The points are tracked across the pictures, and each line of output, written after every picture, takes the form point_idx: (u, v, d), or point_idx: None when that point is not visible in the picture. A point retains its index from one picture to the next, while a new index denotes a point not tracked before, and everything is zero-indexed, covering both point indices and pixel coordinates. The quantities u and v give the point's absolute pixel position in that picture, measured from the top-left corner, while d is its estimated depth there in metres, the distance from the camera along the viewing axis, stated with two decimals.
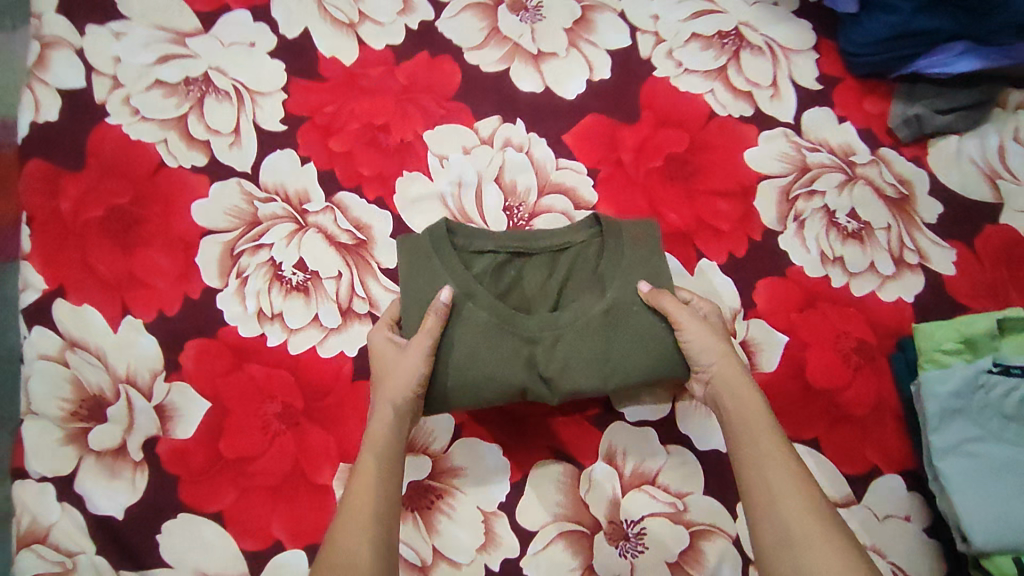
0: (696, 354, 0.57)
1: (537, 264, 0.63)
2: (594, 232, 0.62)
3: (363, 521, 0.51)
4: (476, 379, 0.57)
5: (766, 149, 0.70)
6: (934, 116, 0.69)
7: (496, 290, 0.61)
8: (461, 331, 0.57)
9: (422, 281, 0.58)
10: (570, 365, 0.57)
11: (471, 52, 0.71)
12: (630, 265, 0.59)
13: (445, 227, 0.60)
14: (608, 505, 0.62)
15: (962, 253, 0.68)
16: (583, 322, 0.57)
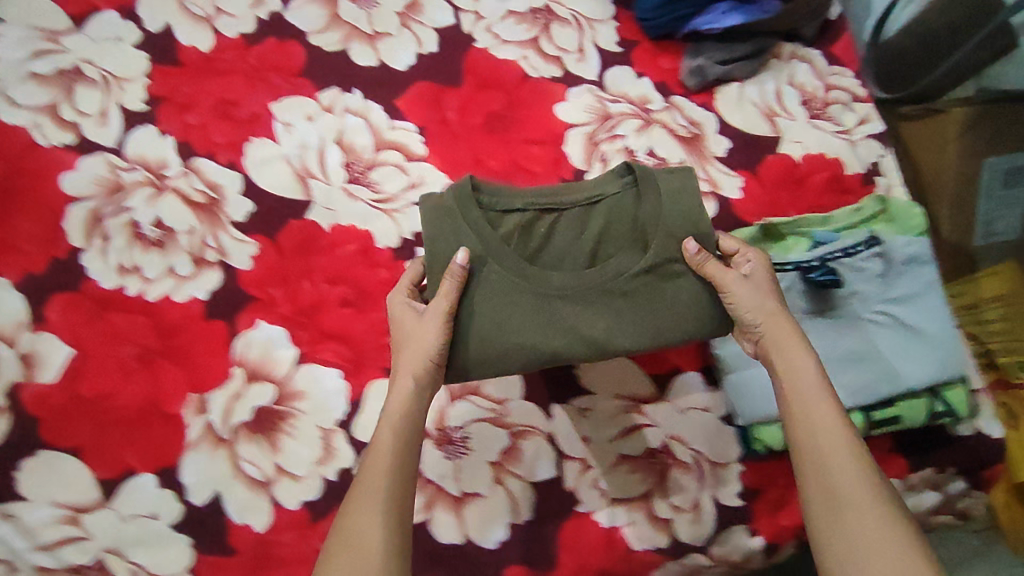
0: (742, 309, 0.61)
1: (571, 217, 0.65)
2: (627, 183, 0.65)
3: (376, 494, 0.54)
4: (506, 342, 0.61)
5: (574, 104, 0.80)
6: (714, 66, 0.81)
7: (525, 249, 0.63)
8: (483, 294, 0.61)
9: (444, 238, 0.61)
10: (596, 322, 0.61)
11: (315, 35, 0.81)
12: (670, 217, 0.61)
13: (470, 183, 0.63)
14: (435, 414, 0.70)
15: (747, 180, 0.79)
16: (610, 279, 0.61)
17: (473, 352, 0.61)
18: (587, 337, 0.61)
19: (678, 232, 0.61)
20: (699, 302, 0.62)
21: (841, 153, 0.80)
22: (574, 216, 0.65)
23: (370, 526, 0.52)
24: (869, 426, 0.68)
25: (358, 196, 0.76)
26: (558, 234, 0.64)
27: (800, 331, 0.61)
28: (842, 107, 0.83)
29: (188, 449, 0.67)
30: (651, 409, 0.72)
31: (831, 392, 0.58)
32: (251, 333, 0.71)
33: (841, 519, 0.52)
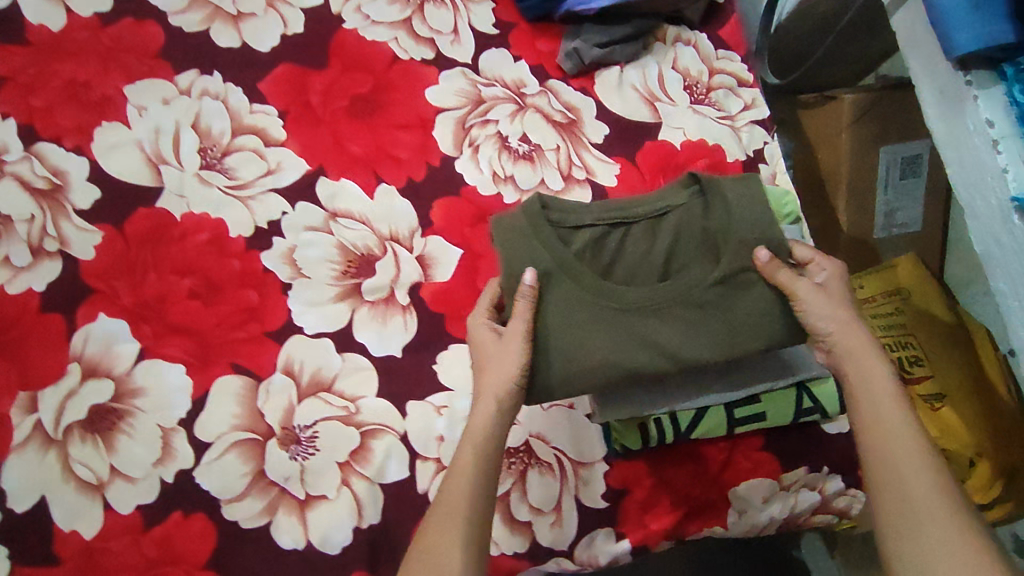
0: (813, 318, 0.55)
1: (639, 230, 0.59)
2: (694, 191, 0.60)
3: (455, 523, 0.53)
4: (583, 363, 0.55)
5: (445, 87, 0.77)
6: (592, 49, 0.78)
7: (596, 267, 0.58)
8: (556, 313, 0.56)
9: (516, 255, 0.56)
10: (687, 340, 0.55)
11: (175, 16, 0.77)
12: (741, 224, 0.56)
13: (540, 200, 0.58)
14: (282, 412, 0.67)
15: (624, 167, 0.76)
16: (693, 292, 0.55)
17: (582, 375, 0.55)
18: (664, 354, 0.55)
19: (750, 239, 0.55)
20: (767, 314, 0.56)
21: (722, 140, 0.77)
22: (643, 227, 0.59)
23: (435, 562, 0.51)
24: (731, 424, 0.66)
25: (212, 182, 0.73)
26: (628, 247, 0.58)
27: (880, 350, 0.55)
28: (727, 92, 0.80)
29: (14, 450, 0.63)
30: None
31: (913, 414, 0.52)
32: (90, 327, 0.68)
33: (921, 550, 0.48)
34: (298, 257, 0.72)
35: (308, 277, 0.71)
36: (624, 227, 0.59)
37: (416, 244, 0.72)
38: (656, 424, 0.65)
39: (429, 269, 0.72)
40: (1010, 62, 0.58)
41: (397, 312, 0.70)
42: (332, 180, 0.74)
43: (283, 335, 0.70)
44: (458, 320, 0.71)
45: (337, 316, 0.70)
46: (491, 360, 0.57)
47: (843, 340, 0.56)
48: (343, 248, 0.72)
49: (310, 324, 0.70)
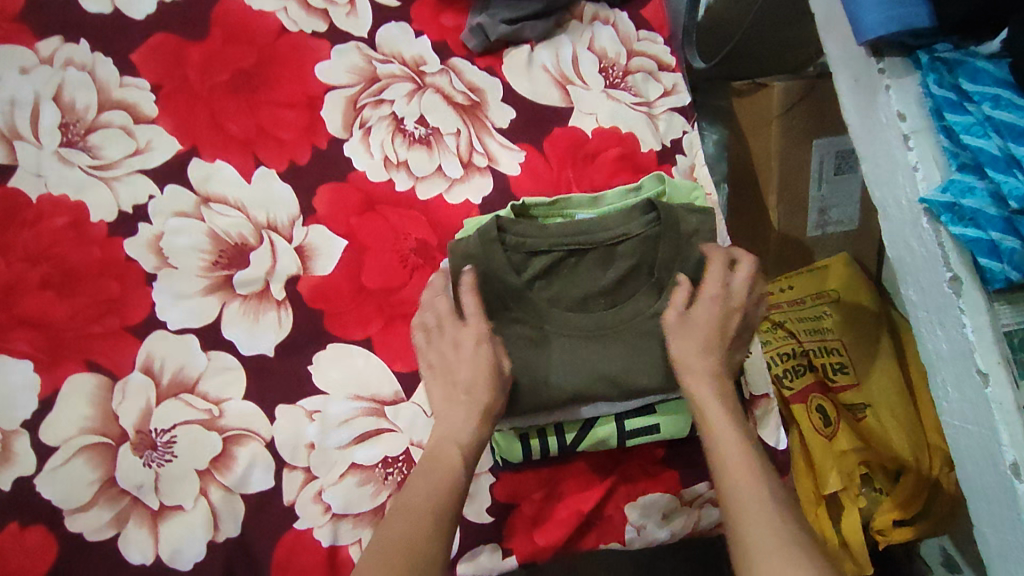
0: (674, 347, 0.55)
1: (595, 261, 0.60)
2: (650, 220, 0.60)
3: (428, 513, 0.47)
4: (535, 387, 0.57)
5: (337, 63, 0.71)
6: (498, 25, 0.71)
7: (549, 293, 0.59)
8: (508, 341, 0.58)
9: (473, 285, 0.57)
10: (632, 367, 0.57)
11: None
12: (688, 256, 0.59)
13: (496, 225, 0.59)
14: (139, 415, 0.60)
15: (530, 154, 0.70)
16: (637, 322, 0.58)
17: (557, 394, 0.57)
18: (610, 379, 0.57)
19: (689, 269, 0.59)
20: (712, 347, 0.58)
21: (636, 128, 0.71)
22: (598, 255, 0.60)
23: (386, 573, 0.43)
24: (621, 437, 0.60)
25: (72, 161, 0.66)
26: (582, 274, 0.59)
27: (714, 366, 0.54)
28: (646, 76, 0.74)
29: None
30: (393, 412, 0.63)
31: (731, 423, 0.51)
32: None
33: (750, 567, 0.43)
34: (164, 245, 0.65)
35: (174, 267, 0.65)
36: (579, 254, 0.60)
37: (296, 234, 0.66)
38: (538, 438, 0.59)
39: (309, 261, 0.65)
40: (924, 50, 0.52)
41: (270, 308, 0.64)
42: (206, 162, 0.67)
43: (144, 331, 0.63)
44: (339, 317, 0.64)
45: (205, 311, 0.63)
46: (444, 365, 0.55)
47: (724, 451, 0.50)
48: (214, 236, 0.65)
49: (174, 318, 0.63)
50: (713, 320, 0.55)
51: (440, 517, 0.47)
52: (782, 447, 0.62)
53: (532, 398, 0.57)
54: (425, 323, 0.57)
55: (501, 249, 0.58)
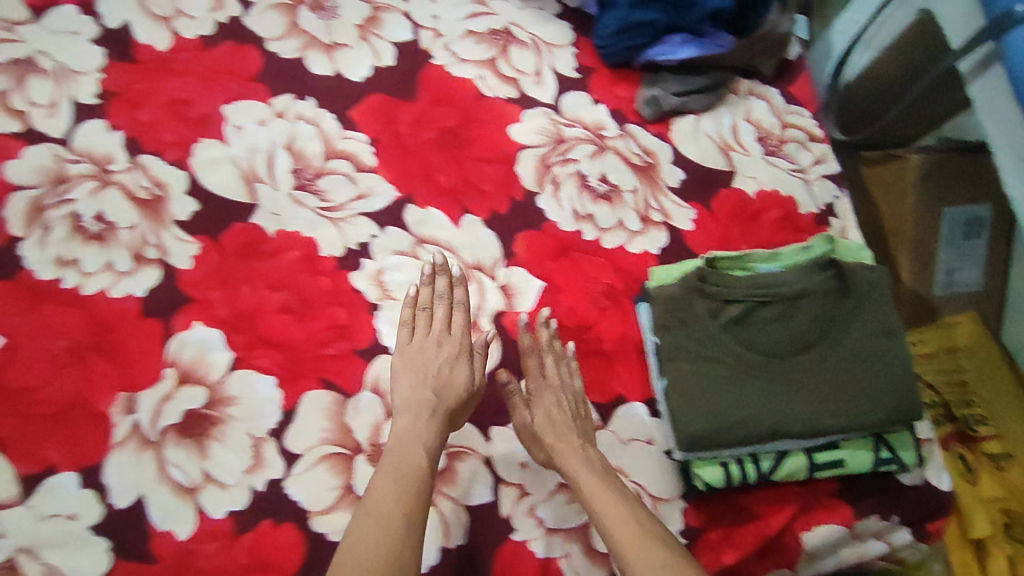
0: (814, 391, 0.65)
1: (782, 309, 0.67)
2: (830, 276, 0.68)
3: (387, 518, 0.55)
4: (731, 418, 0.63)
5: (527, 125, 0.79)
6: (669, 97, 0.81)
7: (743, 338, 0.66)
8: (708, 377, 0.64)
9: (676, 336, 0.65)
10: (833, 392, 0.65)
11: (272, 42, 0.80)
12: (867, 310, 0.67)
13: (696, 276, 0.67)
14: (370, 430, 0.69)
15: (700, 213, 0.78)
16: (835, 360, 0.65)
17: (755, 432, 0.63)
18: (804, 415, 0.64)
19: (869, 319, 0.67)
20: (901, 385, 0.65)
21: (795, 191, 0.80)
22: (782, 306, 0.67)
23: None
24: (811, 469, 0.65)
25: (304, 203, 0.75)
26: (771, 322, 0.66)
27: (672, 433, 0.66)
28: (798, 145, 0.83)
29: (113, 448, 0.66)
30: (593, 436, 0.69)
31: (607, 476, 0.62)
32: (186, 334, 0.70)
33: None
34: (386, 279, 0.73)
35: (396, 299, 0.73)
36: (769, 303, 0.67)
37: (499, 273, 0.74)
38: (737, 466, 0.65)
39: (511, 298, 0.73)
40: None
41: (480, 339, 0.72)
42: (419, 208, 0.76)
43: (369, 354, 0.71)
44: None
45: None
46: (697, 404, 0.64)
47: (620, 534, 0.57)
48: None
49: None
50: (826, 376, 0.65)
51: (402, 526, 0.55)
52: (945, 487, 0.69)
53: (743, 435, 0.63)
54: (704, 368, 0.65)
55: (700, 298, 0.66)
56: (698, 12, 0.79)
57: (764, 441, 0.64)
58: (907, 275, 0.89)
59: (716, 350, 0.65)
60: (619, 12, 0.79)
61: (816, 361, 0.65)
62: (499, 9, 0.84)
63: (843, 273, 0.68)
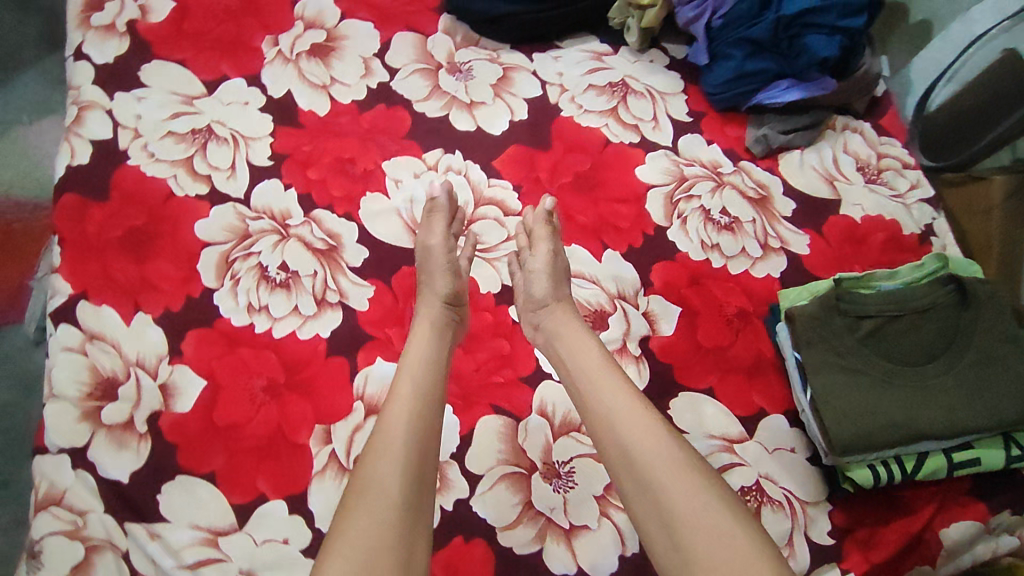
0: (948, 393, 0.72)
1: (910, 323, 0.75)
2: (952, 291, 0.77)
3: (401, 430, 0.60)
4: (879, 421, 0.71)
5: (652, 166, 0.88)
6: (778, 135, 0.90)
7: (878, 349, 0.75)
8: (852, 384, 0.73)
9: (819, 350, 0.75)
10: (966, 395, 0.72)
11: (419, 103, 0.90)
12: (989, 321, 0.75)
13: (834, 295, 0.76)
14: (542, 450, 0.75)
15: (814, 238, 0.87)
16: (964, 367, 0.74)
17: (902, 435, 0.71)
18: (944, 417, 0.71)
19: (993, 330, 0.75)
20: None
21: (897, 215, 0.89)
22: (910, 320, 0.76)
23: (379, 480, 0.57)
24: (949, 468, 0.73)
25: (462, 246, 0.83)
26: (901, 334, 0.75)
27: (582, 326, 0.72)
28: (895, 173, 0.92)
29: (314, 476, 0.73)
30: (742, 449, 0.76)
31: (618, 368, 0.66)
32: (369, 369, 0.78)
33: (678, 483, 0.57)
34: None
35: None
36: (899, 317, 0.76)
37: (641, 301, 0.82)
38: (884, 468, 0.72)
39: (654, 323, 0.81)
40: None
41: (631, 362, 0.79)
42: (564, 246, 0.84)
43: (534, 381, 0.78)
44: (686, 370, 0.79)
45: None
46: (849, 411, 0.71)
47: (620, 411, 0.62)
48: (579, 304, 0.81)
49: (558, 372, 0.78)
50: (958, 381, 0.73)
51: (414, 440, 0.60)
52: None
53: (891, 437, 0.71)
54: (849, 379, 0.73)
55: (838, 315, 0.75)
56: (806, 59, 0.86)
57: (910, 441, 0.71)
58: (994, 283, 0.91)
59: (856, 359, 0.74)
60: (732, 63, 0.89)
61: (947, 367, 0.74)
62: (614, 64, 0.94)
63: (964, 288, 0.76)
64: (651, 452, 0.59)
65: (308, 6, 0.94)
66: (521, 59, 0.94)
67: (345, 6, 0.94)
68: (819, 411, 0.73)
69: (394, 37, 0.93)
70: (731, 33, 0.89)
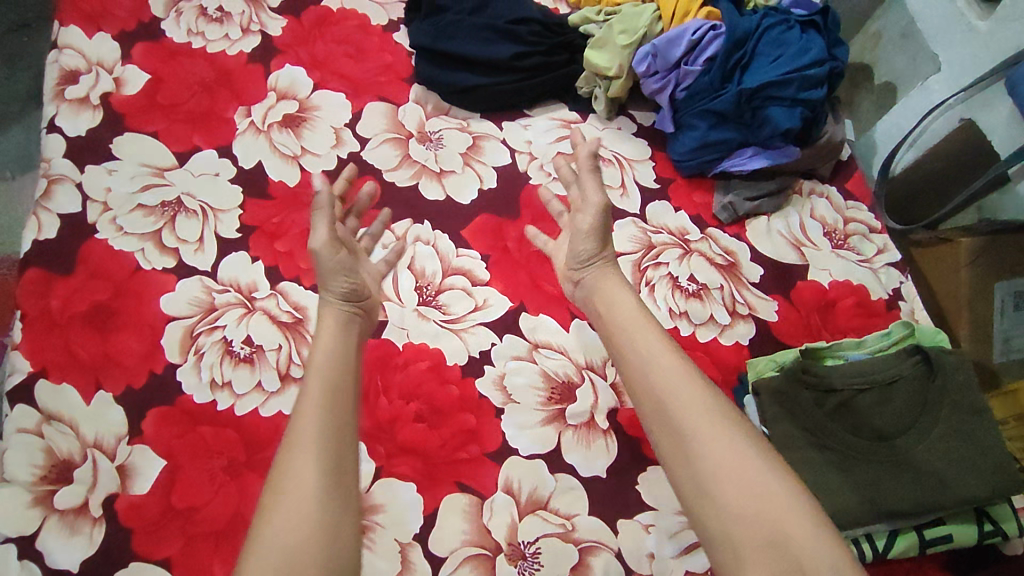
0: (918, 468, 0.72)
1: (877, 396, 0.75)
2: (918, 363, 0.77)
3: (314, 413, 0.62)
4: (847, 499, 0.70)
5: (620, 234, 0.88)
6: (744, 202, 0.91)
7: (845, 423, 0.74)
8: (818, 459, 0.73)
9: (785, 426, 0.74)
10: (936, 469, 0.72)
11: (388, 173, 0.91)
12: (956, 393, 0.75)
13: (800, 367, 0.76)
14: (507, 529, 0.73)
15: (782, 304, 0.87)
16: (932, 440, 0.73)
17: (871, 513, 0.70)
18: (913, 494, 0.71)
19: (960, 402, 0.74)
20: (997, 462, 0.72)
21: (865, 280, 0.89)
22: (877, 392, 0.76)
23: (292, 473, 0.58)
24: (921, 546, 0.71)
25: (429, 316, 0.83)
26: (868, 406, 0.75)
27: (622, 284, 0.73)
28: (861, 237, 0.93)
29: None
30: None
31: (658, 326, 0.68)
32: None
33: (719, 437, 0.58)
34: (507, 383, 0.80)
35: (518, 402, 0.79)
36: (866, 390, 0.76)
37: (609, 371, 0.82)
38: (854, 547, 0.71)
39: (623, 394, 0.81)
40: None
41: (599, 436, 0.78)
42: (532, 315, 0.84)
43: (501, 457, 0.76)
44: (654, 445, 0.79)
45: (547, 439, 0.78)
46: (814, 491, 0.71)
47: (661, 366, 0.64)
48: (547, 375, 0.81)
49: (525, 447, 0.77)
50: (927, 455, 0.72)
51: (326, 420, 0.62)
52: None
53: (857, 517, 0.70)
54: (814, 455, 0.73)
55: (805, 388, 0.75)
56: (768, 129, 0.89)
57: (879, 520, 0.70)
58: (964, 338, 0.91)
59: (823, 432, 0.73)
60: (697, 133, 0.91)
61: (916, 442, 0.73)
62: (582, 131, 0.96)
63: (930, 358, 0.76)
64: (692, 405, 0.60)
65: (280, 77, 0.96)
66: (490, 127, 0.96)
67: (317, 77, 0.96)
68: None
69: (365, 107, 0.95)
70: (696, 105, 0.92)
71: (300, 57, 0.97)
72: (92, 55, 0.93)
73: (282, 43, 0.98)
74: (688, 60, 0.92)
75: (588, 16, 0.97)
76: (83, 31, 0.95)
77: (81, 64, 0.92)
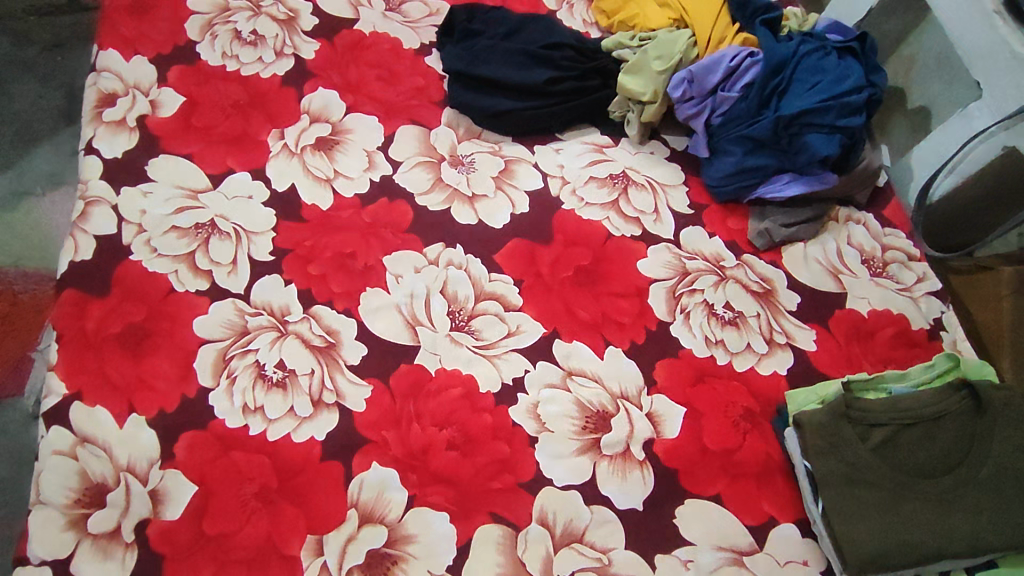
0: (969, 509, 0.70)
1: (923, 432, 0.74)
2: (965, 398, 0.75)
3: None
4: (897, 541, 0.68)
5: (653, 260, 0.88)
6: (780, 229, 0.90)
7: (892, 460, 0.72)
8: (867, 498, 0.70)
9: (832, 462, 0.72)
10: (986, 510, 0.69)
11: (421, 196, 0.91)
12: (1006, 431, 0.73)
13: (843, 402, 0.74)
14: (542, 563, 0.71)
15: (820, 333, 0.85)
16: (982, 480, 0.71)
17: (923, 554, 0.68)
18: (964, 536, 0.68)
19: (1010, 441, 0.72)
20: None
21: (905, 310, 0.88)
22: (923, 429, 0.74)
23: None
24: None
25: (462, 342, 0.82)
26: (915, 443, 0.73)
27: None
28: (900, 265, 0.92)
29: None
30: (752, 562, 0.73)
31: None
32: (365, 474, 0.74)
33: None
34: (541, 412, 0.79)
35: (553, 431, 0.78)
36: (911, 426, 0.74)
37: (644, 402, 0.80)
38: None
39: (658, 425, 0.79)
40: None
41: (635, 467, 0.77)
42: (566, 342, 0.83)
43: (535, 487, 0.75)
44: (690, 477, 0.77)
45: (583, 469, 0.76)
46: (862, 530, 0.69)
47: None
48: (581, 404, 0.80)
49: (559, 477, 0.76)
50: (979, 496, 0.70)
51: None
52: None
53: (910, 561, 0.68)
54: (864, 495, 0.70)
55: (848, 424, 0.73)
56: (806, 156, 0.88)
57: (928, 564, 0.68)
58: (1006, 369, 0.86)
59: (870, 470, 0.71)
60: (732, 159, 0.91)
61: (969, 481, 0.71)
62: (615, 156, 0.96)
63: (977, 394, 0.74)
64: None
65: (313, 100, 0.96)
66: (522, 151, 0.96)
67: (350, 100, 0.97)
68: (830, 525, 0.70)
69: (397, 130, 0.95)
70: (732, 130, 0.92)
71: (333, 80, 0.98)
72: (129, 78, 0.95)
73: (315, 66, 0.99)
74: (725, 86, 0.92)
75: (622, 41, 0.97)
76: (121, 54, 0.96)
77: (118, 87, 0.94)
